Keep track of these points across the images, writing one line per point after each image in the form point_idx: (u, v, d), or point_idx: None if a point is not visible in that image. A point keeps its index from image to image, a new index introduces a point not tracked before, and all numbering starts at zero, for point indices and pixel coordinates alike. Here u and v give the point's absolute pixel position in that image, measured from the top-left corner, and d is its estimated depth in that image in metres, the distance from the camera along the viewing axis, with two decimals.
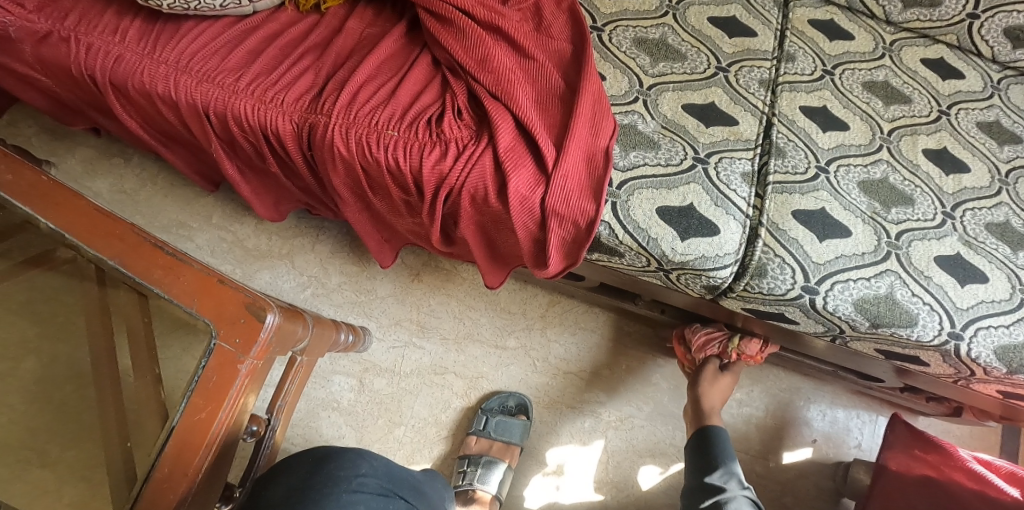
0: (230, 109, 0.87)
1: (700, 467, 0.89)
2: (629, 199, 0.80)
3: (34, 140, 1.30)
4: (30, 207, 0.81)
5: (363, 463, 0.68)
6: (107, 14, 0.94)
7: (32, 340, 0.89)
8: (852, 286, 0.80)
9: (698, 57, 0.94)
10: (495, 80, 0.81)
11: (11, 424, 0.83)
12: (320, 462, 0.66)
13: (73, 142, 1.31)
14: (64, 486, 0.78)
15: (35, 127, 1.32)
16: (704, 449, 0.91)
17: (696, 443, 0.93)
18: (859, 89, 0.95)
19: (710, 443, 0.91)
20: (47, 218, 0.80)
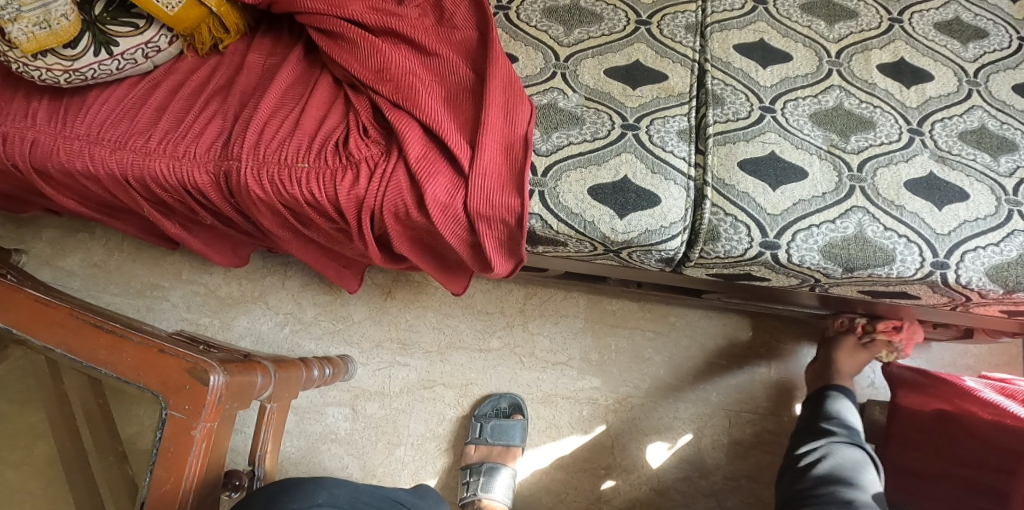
0: (147, 171, 0.84)
1: (812, 429, 0.85)
2: (557, 184, 0.75)
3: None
4: None
5: (321, 493, 0.67)
6: (15, 100, 0.90)
7: None
8: (816, 232, 0.74)
9: (615, 15, 0.87)
10: (395, 88, 0.76)
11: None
12: (277, 494, 0.64)
13: (37, 227, 1.30)
14: None
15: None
16: (824, 407, 0.89)
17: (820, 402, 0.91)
18: (797, 13, 0.88)
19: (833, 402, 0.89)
20: None
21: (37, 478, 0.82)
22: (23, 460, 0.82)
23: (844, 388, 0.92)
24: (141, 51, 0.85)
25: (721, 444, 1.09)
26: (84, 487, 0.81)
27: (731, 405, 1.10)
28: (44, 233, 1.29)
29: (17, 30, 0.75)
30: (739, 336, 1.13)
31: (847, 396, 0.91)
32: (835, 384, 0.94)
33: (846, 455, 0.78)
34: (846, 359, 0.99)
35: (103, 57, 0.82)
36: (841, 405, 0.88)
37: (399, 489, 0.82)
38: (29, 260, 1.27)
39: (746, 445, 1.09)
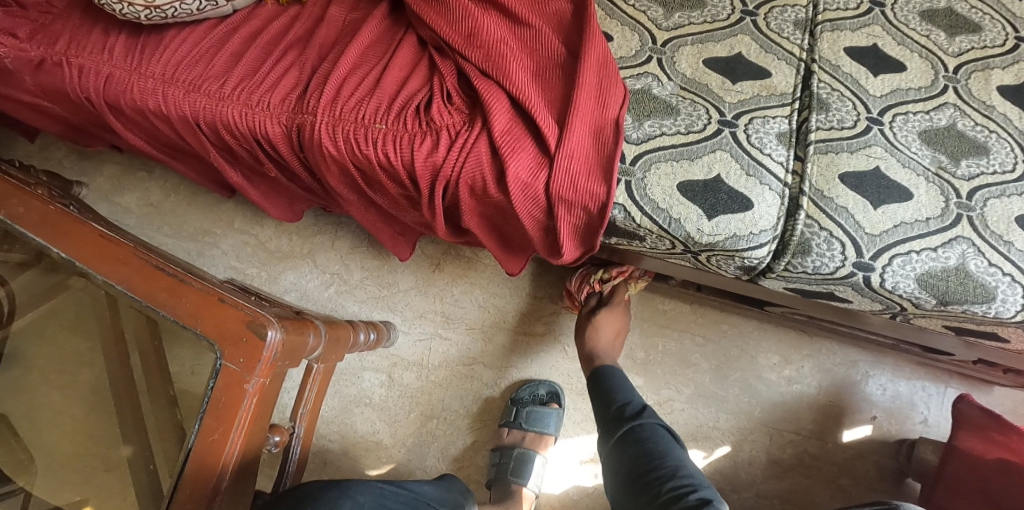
0: (219, 117, 0.82)
1: (605, 405, 0.86)
2: (646, 176, 0.71)
3: (64, 161, 1.30)
4: (42, 240, 0.79)
5: (346, 501, 0.68)
6: (94, 33, 0.89)
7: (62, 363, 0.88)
8: (915, 258, 0.69)
9: (720, 2, 0.82)
10: (485, 55, 0.72)
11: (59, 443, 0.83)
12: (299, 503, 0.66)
13: (99, 161, 1.30)
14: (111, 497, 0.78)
15: (62, 149, 1.32)
16: (601, 389, 0.89)
17: (594, 384, 0.91)
18: (917, 21, 0.82)
19: (604, 381, 0.89)
20: (59, 246, 0.78)
21: (79, 404, 0.85)
22: (68, 385, 0.86)
23: (616, 368, 0.92)
24: None
25: (759, 460, 1.05)
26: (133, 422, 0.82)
27: (775, 423, 1.06)
28: (105, 168, 1.30)
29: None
30: (793, 353, 1.08)
31: (617, 376, 0.90)
32: (609, 362, 0.94)
33: (655, 438, 0.78)
34: (606, 324, 1.00)
35: None
36: (620, 379, 0.89)
37: (424, 482, 0.81)
38: (89, 193, 1.28)
39: (786, 466, 1.05)
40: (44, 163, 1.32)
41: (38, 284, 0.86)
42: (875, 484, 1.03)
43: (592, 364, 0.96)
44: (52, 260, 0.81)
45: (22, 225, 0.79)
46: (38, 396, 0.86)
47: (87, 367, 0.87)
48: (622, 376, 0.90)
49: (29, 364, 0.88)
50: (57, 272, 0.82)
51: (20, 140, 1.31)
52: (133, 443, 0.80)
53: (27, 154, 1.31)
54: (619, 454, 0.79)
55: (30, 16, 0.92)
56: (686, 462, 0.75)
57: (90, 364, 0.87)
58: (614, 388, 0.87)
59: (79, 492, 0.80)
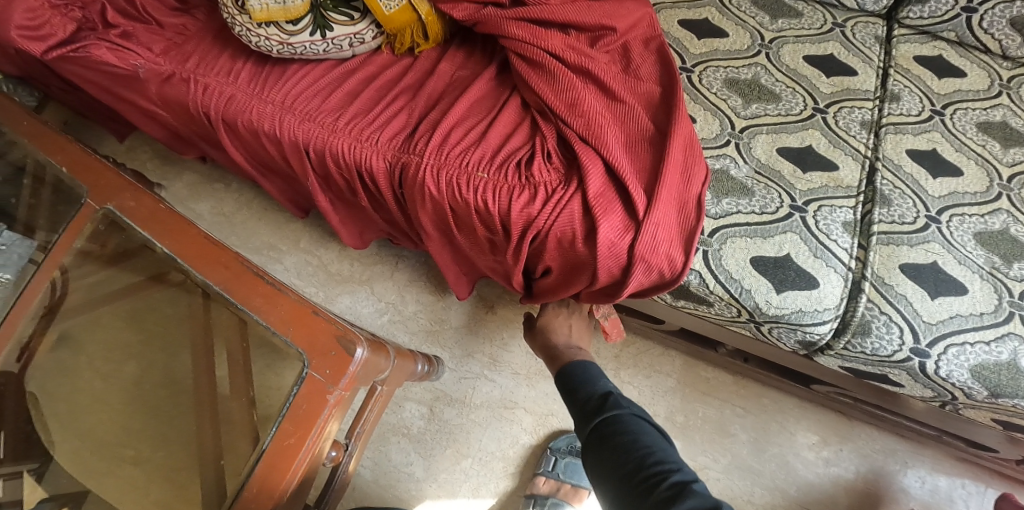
0: (328, 147, 0.90)
1: (580, 403, 0.81)
2: (722, 248, 0.78)
3: (148, 164, 1.39)
4: (149, 234, 0.83)
5: None
6: (223, 58, 0.99)
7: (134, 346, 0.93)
8: (968, 350, 0.73)
9: (794, 98, 0.91)
10: (586, 124, 0.81)
11: (111, 423, 0.87)
12: None
13: (181, 168, 1.39)
14: (151, 485, 0.83)
15: (149, 153, 1.41)
16: (572, 386, 0.85)
17: (561, 381, 0.87)
18: (973, 131, 0.89)
19: (575, 378, 0.85)
20: (163, 243, 0.82)
21: (122, 396, 0.90)
22: (113, 374, 0.91)
23: (591, 363, 0.88)
24: (349, 41, 0.92)
25: None
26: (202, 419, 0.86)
27: (810, 503, 1.07)
28: (185, 175, 1.39)
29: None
30: (831, 435, 1.11)
31: (588, 367, 0.87)
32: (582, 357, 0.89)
33: (636, 432, 0.73)
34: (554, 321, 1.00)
35: (316, 38, 0.90)
36: (595, 373, 0.85)
37: None
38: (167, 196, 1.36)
39: None
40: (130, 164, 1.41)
41: (114, 281, 0.91)
42: None
43: (563, 360, 0.91)
44: (153, 253, 0.85)
45: (131, 218, 0.84)
46: (83, 381, 0.90)
47: (135, 360, 0.92)
48: (600, 372, 0.86)
49: (79, 347, 0.91)
50: (147, 271, 0.89)
51: (111, 139, 1.41)
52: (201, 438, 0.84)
53: (114, 152, 1.41)
54: (593, 448, 0.76)
55: (166, 35, 1.02)
56: (672, 456, 0.71)
57: (138, 357, 0.92)
58: (586, 381, 0.84)
59: (121, 490, 0.82)
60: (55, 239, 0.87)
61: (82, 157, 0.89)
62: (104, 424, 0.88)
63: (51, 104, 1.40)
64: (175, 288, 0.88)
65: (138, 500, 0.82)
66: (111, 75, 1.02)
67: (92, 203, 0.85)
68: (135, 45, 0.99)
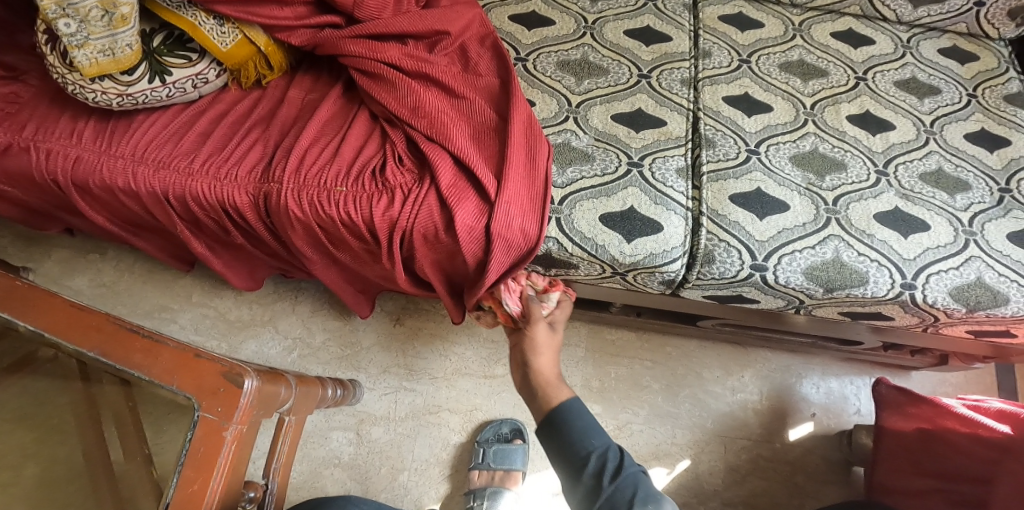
0: (187, 190, 0.91)
1: (566, 454, 0.70)
2: (572, 212, 0.85)
3: (11, 249, 1.32)
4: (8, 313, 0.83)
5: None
6: (63, 120, 0.99)
7: (29, 447, 0.91)
8: (799, 256, 0.82)
9: (620, 69, 1.00)
10: (429, 124, 0.86)
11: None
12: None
13: (48, 246, 1.33)
14: None
15: (9, 237, 1.34)
16: (559, 442, 0.71)
17: (550, 433, 0.72)
18: (777, 71, 1.00)
19: (568, 434, 0.71)
20: (27, 319, 0.82)
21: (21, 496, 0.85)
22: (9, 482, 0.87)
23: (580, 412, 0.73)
24: (192, 82, 0.95)
25: (717, 469, 1.13)
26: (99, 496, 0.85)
27: (725, 432, 1.15)
28: (54, 252, 1.33)
29: (82, 55, 0.85)
30: (732, 365, 1.20)
31: (579, 417, 0.73)
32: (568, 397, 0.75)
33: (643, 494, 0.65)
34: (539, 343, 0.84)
35: (156, 84, 0.92)
36: (586, 423, 0.72)
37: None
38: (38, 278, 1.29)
39: (743, 471, 1.13)
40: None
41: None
42: (823, 478, 1.12)
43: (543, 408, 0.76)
44: (21, 333, 0.85)
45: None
46: None
47: (34, 461, 0.90)
48: (591, 425, 0.72)
49: None
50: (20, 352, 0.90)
51: None
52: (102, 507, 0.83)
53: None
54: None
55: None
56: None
57: (34, 456, 0.90)
58: (577, 434, 0.71)
59: None
60: None
61: None
62: None
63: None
64: (48, 367, 0.91)
65: None
66: None
67: None
68: None
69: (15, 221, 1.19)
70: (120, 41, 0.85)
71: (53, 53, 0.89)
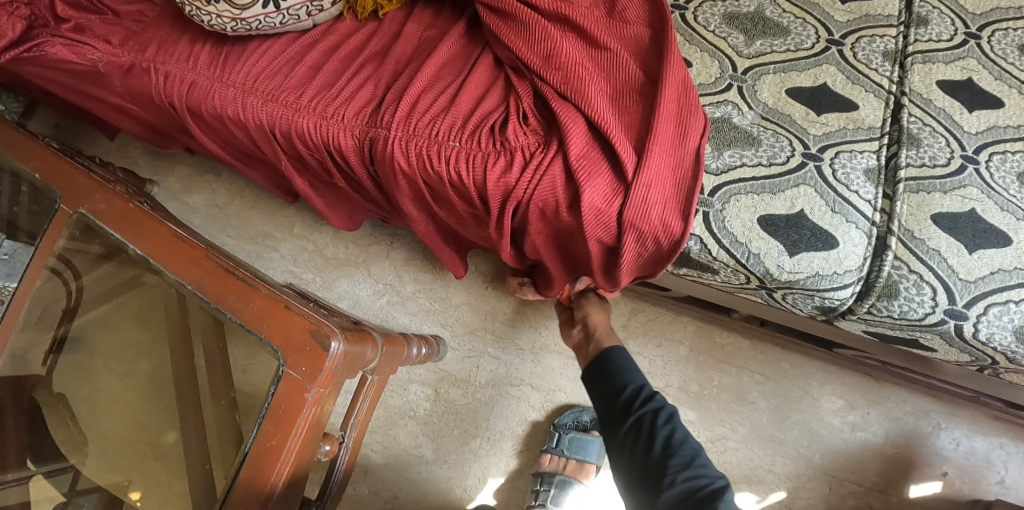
0: (294, 126, 0.84)
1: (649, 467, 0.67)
2: (725, 208, 0.69)
3: (140, 161, 1.31)
4: (119, 235, 0.78)
5: None
6: (182, 41, 0.92)
7: (144, 342, 0.87)
8: (1013, 309, 0.65)
9: (803, 30, 0.79)
10: (564, 77, 0.72)
11: (131, 420, 0.83)
12: None
13: (173, 161, 1.30)
14: (174, 476, 0.78)
15: (141, 149, 1.32)
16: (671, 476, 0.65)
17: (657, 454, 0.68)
18: (1015, 54, 0.77)
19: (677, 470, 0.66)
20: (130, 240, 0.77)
21: (136, 392, 0.85)
22: (127, 372, 0.86)
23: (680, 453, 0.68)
24: (306, 8, 0.84)
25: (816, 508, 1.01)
26: (186, 421, 0.81)
27: (836, 470, 1.02)
28: (177, 169, 1.30)
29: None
30: (857, 399, 1.04)
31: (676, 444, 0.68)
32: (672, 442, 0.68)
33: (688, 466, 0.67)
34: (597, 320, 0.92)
35: (270, 10, 0.81)
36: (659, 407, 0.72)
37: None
38: (161, 192, 1.29)
39: None
40: (122, 161, 1.33)
41: (112, 278, 0.84)
42: None
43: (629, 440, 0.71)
44: (126, 255, 0.80)
45: (102, 220, 0.78)
46: (99, 381, 0.86)
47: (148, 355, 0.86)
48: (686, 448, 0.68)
49: (92, 349, 0.87)
50: (126, 266, 0.82)
51: (101, 138, 1.33)
52: (188, 438, 0.80)
53: (107, 151, 1.33)
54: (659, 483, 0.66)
55: (123, 23, 0.95)
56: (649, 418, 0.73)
57: (150, 353, 0.86)
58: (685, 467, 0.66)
59: (145, 485, 0.79)
60: (37, 238, 0.81)
61: (46, 155, 0.83)
62: (122, 422, 0.83)
63: (38, 109, 1.30)
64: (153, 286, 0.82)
65: (164, 495, 0.77)
66: (74, 72, 0.96)
67: (63, 208, 0.79)
68: (91, 38, 0.93)
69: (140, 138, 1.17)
70: None
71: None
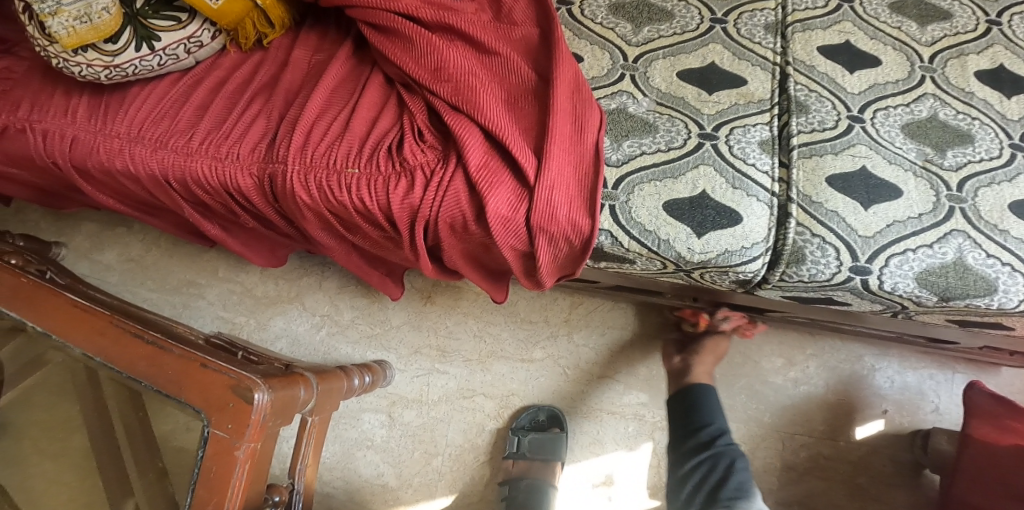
0: (188, 172, 0.81)
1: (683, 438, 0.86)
2: (630, 199, 0.70)
3: (42, 224, 1.25)
4: (19, 314, 0.78)
5: None
6: (56, 95, 0.87)
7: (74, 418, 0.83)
8: (911, 257, 0.67)
9: (687, 13, 0.81)
10: (454, 89, 0.72)
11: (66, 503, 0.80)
12: None
13: (77, 220, 1.25)
14: None
15: (40, 210, 1.26)
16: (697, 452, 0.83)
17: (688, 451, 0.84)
18: (886, 13, 0.80)
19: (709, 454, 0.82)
20: (35, 321, 0.77)
21: (74, 470, 0.81)
22: (61, 452, 0.82)
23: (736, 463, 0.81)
24: (183, 47, 0.82)
25: (773, 467, 1.04)
26: (121, 496, 0.78)
27: (784, 427, 1.06)
28: (83, 227, 1.25)
29: (56, 24, 0.72)
30: (796, 354, 1.08)
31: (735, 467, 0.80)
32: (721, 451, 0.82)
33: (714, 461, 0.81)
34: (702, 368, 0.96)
35: (144, 52, 0.79)
36: (714, 404, 0.88)
37: None
38: (69, 254, 1.23)
39: (801, 470, 1.04)
40: (21, 227, 1.26)
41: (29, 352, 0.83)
42: (892, 481, 1.02)
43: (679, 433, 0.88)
44: (32, 335, 0.80)
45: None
46: (33, 466, 0.82)
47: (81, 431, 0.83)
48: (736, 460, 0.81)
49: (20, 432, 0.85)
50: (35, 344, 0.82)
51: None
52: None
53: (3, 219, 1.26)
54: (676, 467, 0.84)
55: None
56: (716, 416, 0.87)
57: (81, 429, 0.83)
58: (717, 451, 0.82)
59: None
60: None
61: None
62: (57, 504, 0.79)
63: None
64: (65, 362, 0.80)
65: None
66: None
67: None
68: None
69: (31, 201, 1.11)
70: (95, 4, 0.72)
71: (30, 23, 0.76)
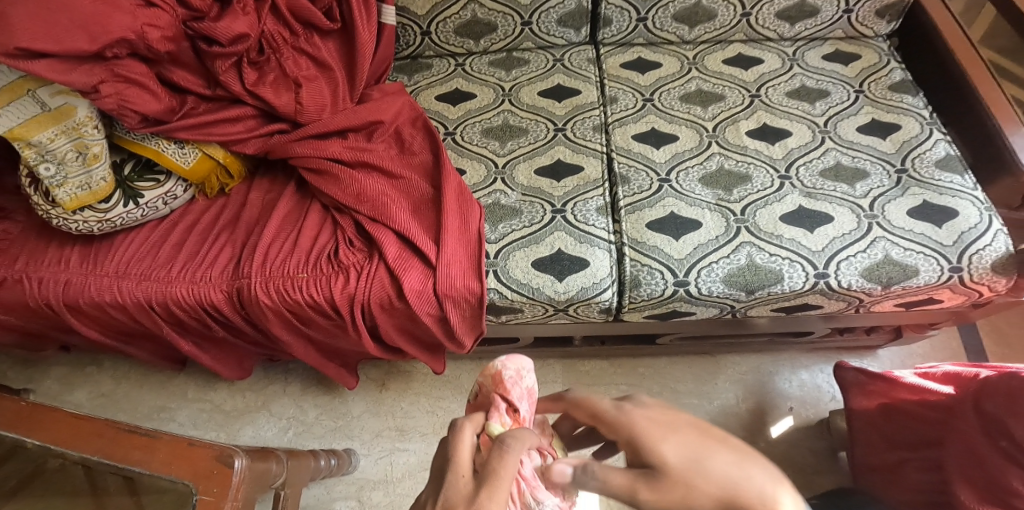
0: (169, 296, 1.00)
1: None
2: (506, 262, 0.93)
3: (10, 373, 1.38)
4: (17, 432, 0.90)
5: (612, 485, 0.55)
6: (51, 248, 1.05)
7: None
8: (716, 267, 0.90)
9: (537, 127, 1.08)
10: (372, 207, 0.95)
11: None
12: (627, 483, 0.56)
13: (45, 366, 1.39)
14: None
15: (8, 362, 1.40)
16: None
17: None
18: (677, 104, 1.09)
19: None
20: (33, 436, 0.89)
21: None
22: None
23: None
24: (162, 200, 1.04)
25: None
26: None
27: None
28: (54, 371, 1.39)
29: (62, 192, 0.94)
30: (704, 374, 1.27)
31: None
32: None
33: None
34: None
35: (131, 207, 1.01)
36: None
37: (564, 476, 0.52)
38: (38, 396, 1.34)
39: None
40: None
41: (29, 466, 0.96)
42: (814, 469, 1.16)
43: None
44: (29, 449, 0.92)
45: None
46: None
47: None
48: None
49: None
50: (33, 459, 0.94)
51: None
52: None
53: None
54: None
55: None
56: None
57: None
58: None
59: None
60: None
61: None
62: None
63: None
64: (63, 469, 0.93)
65: None
66: None
67: None
68: None
69: (10, 345, 1.25)
70: (95, 176, 0.95)
71: (35, 192, 0.97)
